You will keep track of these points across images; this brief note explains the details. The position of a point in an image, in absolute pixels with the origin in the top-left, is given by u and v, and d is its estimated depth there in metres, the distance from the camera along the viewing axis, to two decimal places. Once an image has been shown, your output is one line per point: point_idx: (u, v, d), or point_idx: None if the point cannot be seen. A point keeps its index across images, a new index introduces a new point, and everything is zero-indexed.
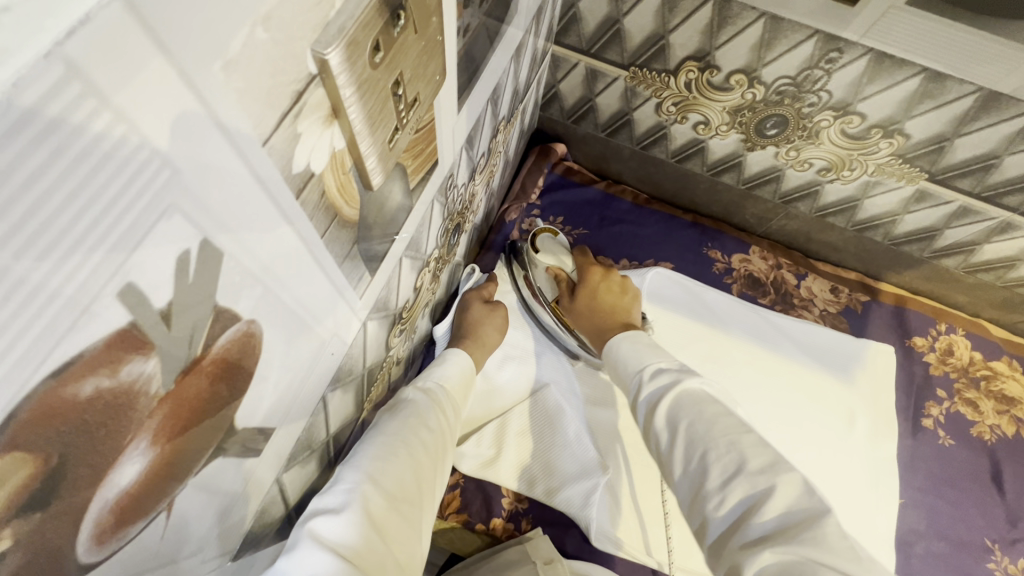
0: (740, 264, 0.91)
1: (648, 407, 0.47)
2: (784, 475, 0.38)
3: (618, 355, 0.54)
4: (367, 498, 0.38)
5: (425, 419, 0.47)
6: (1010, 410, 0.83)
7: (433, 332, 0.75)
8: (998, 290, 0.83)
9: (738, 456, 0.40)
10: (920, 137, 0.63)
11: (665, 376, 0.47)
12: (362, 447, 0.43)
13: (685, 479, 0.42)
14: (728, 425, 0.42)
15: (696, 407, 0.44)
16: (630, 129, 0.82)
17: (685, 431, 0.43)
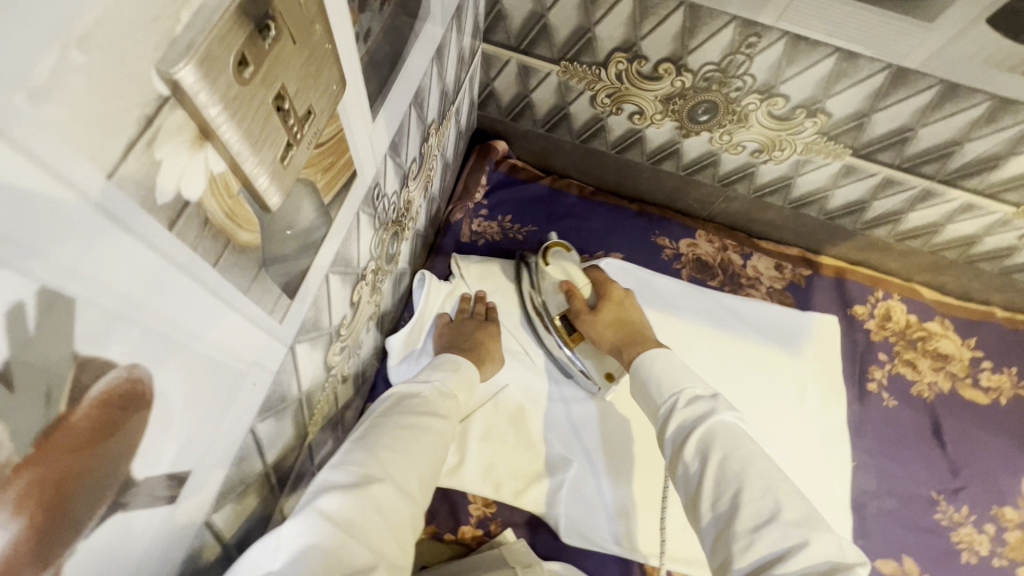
0: (687, 249, 0.92)
1: (680, 435, 0.50)
2: (816, 531, 0.41)
3: (650, 372, 0.56)
4: (375, 485, 0.42)
5: (437, 419, 0.51)
6: (945, 367, 0.88)
7: (387, 344, 0.72)
8: (926, 256, 0.87)
9: (773, 503, 0.42)
10: (841, 115, 0.66)
11: (701, 406, 0.51)
12: (373, 433, 0.46)
13: (713, 516, 0.45)
14: (762, 470, 0.44)
15: (732, 443, 0.46)
16: (569, 123, 0.81)
17: (718, 464, 0.46)
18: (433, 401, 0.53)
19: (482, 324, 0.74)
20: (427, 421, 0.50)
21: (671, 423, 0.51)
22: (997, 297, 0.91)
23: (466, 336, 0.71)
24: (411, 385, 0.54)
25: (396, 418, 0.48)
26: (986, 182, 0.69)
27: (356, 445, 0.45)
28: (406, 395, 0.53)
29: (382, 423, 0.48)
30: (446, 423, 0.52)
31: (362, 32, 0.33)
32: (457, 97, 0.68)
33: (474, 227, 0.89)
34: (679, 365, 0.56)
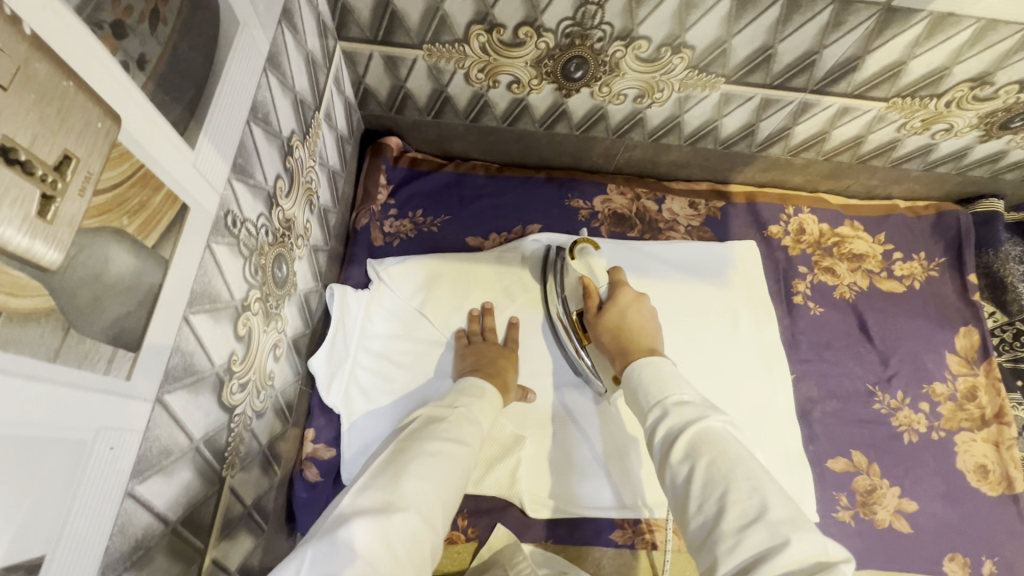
0: (602, 205, 0.93)
1: (667, 441, 0.51)
2: (803, 532, 0.41)
3: (639, 381, 0.58)
4: (398, 515, 0.46)
5: (459, 446, 0.56)
6: (862, 266, 0.92)
7: (311, 367, 0.70)
8: (823, 164, 0.90)
9: (759, 502, 0.43)
10: (703, 46, 0.66)
11: (690, 409, 0.52)
12: (402, 459, 0.52)
13: (699, 518, 0.45)
14: (749, 471, 0.45)
15: (718, 445, 0.47)
16: (452, 105, 0.80)
17: (703, 471, 0.46)
18: (462, 426, 0.59)
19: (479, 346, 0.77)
20: (451, 448, 0.55)
21: (659, 429, 0.52)
22: (897, 189, 0.95)
23: (490, 359, 0.74)
24: (437, 412, 0.60)
25: (423, 446, 0.54)
26: (853, 84, 0.71)
27: (387, 470, 0.51)
28: (433, 421, 0.59)
29: (409, 448, 0.54)
30: (468, 450, 0.57)
31: (129, 58, 0.30)
32: (322, 101, 0.65)
33: (385, 229, 0.86)
34: (669, 371, 0.57)
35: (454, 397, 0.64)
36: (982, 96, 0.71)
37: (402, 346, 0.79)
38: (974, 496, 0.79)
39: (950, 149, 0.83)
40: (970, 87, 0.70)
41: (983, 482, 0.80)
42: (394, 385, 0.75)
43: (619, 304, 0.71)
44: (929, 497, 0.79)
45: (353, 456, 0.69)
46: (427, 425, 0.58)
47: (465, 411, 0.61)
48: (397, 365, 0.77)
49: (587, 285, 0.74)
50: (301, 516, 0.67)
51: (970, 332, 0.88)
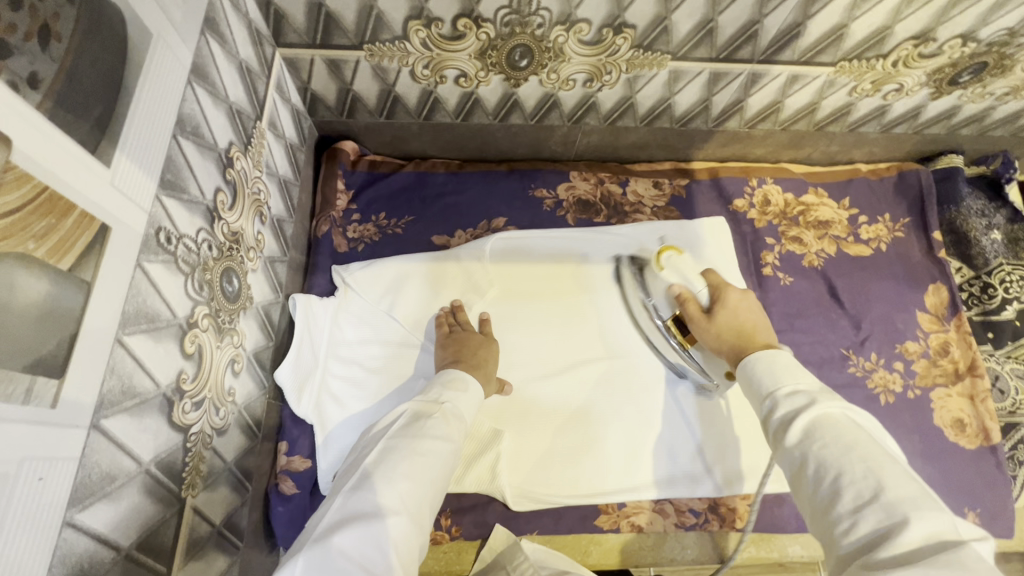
0: (566, 193, 0.93)
1: (780, 425, 0.49)
2: (927, 512, 0.39)
3: (752, 371, 0.56)
4: (388, 520, 0.47)
5: (446, 443, 0.56)
6: (828, 232, 0.92)
7: (278, 380, 0.69)
8: (782, 134, 0.90)
9: (875, 482, 0.42)
10: (644, 25, 0.66)
11: (802, 397, 0.50)
12: (391, 459, 0.52)
13: (815, 498, 0.45)
14: (864, 453, 0.43)
15: (835, 433, 0.45)
16: (403, 104, 0.79)
17: (817, 456, 0.45)
18: (449, 423, 0.58)
19: (450, 336, 0.76)
20: (439, 445, 0.55)
21: (771, 419, 0.51)
22: (858, 153, 0.95)
23: (471, 350, 0.73)
24: (426, 407, 0.59)
25: (411, 444, 0.53)
26: (799, 51, 0.71)
27: (373, 471, 0.51)
28: (421, 416, 0.58)
29: (395, 447, 0.53)
30: (454, 446, 0.57)
31: (16, 77, 0.30)
32: (265, 109, 0.64)
33: (349, 234, 0.86)
34: (784, 361, 0.55)
35: (438, 391, 0.63)
36: (927, 53, 0.72)
37: (373, 350, 0.78)
38: (953, 450, 0.80)
39: (903, 109, 0.83)
40: (914, 44, 0.70)
41: (962, 436, 0.81)
42: (367, 390, 0.75)
43: (725, 307, 0.69)
44: (909, 456, 0.79)
45: (328, 465, 0.69)
46: (415, 422, 0.57)
47: (451, 407, 0.61)
48: (369, 370, 0.77)
49: (684, 296, 0.72)
50: (279, 531, 0.66)
51: (939, 289, 0.88)
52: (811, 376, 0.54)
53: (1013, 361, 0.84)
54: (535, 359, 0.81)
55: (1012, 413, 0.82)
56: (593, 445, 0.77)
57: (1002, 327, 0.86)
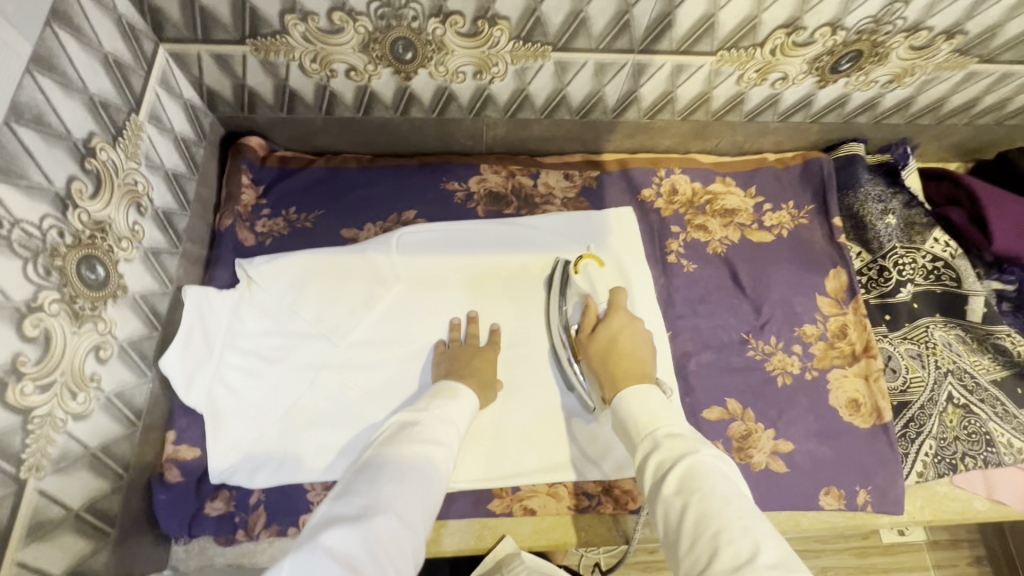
0: (477, 186, 0.94)
1: (661, 474, 0.56)
2: (790, 572, 0.45)
3: (628, 410, 0.64)
4: (377, 518, 0.50)
5: (436, 448, 0.61)
6: (734, 220, 0.94)
7: (163, 370, 0.69)
8: (684, 124, 0.92)
9: (750, 542, 0.47)
10: (516, 16, 0.68)
11: (682, 441, 0.58)
12: (381, 464, 0.56)
13: (692, 555, 0.49)
14: (739, 512, 0.50)
15: (711, 483, 0.52)
16: (301, 99, 0.80)
17: (695, 508, 0.51)
18: (434, 428, 0.64)
19: (481, 349, 0.81)
20: (426, 450, 0.60)
21: (651, 469, 0.57)
22: (764, 143, 0.97)
23: (465, 360, 0.78)
24: (414, 415, 0.65)
25: (399, 450, 0.58)
26: (676, 41, 0.73)
27: (363, 476, 0.55)
28: (409, 425, 0.63)
29: (385, 454, 0.58)
30: (443, 451, 0.62)
31: None
32: (143, 103, 0.65)
33: (256, 228, 0.86)
34: (659, 403, 0.63)
35: (426, 399, 0.69)
36: (801, 42, 0.74)
37: (272, 341, 0.79)
38: (847, 429, 0.82)
39: (795, 97, 0.85)
40: (786, 33, 0.72)
41: (855, 415, 0.82)
42: (264, 380, 0.76)
43: (616, 325, 0.77)
44: (804, 436, 0.81)
45: (217, 452, 0.71)
46: (405, 427, 0.63)
47: (438, 408, 0.66)
48: (267, 360, 0.78)
49: (589, 304, 0.81)
50: (163, 518, 0.67)
51: (838, 273, 0.90)
52: (682, 419, 0.62)
53: (907, 342, 0.86)
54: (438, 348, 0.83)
55: (903, 392, 0.83)
56: (488, 431, 0.78)
57: (898, 309, 0.88)
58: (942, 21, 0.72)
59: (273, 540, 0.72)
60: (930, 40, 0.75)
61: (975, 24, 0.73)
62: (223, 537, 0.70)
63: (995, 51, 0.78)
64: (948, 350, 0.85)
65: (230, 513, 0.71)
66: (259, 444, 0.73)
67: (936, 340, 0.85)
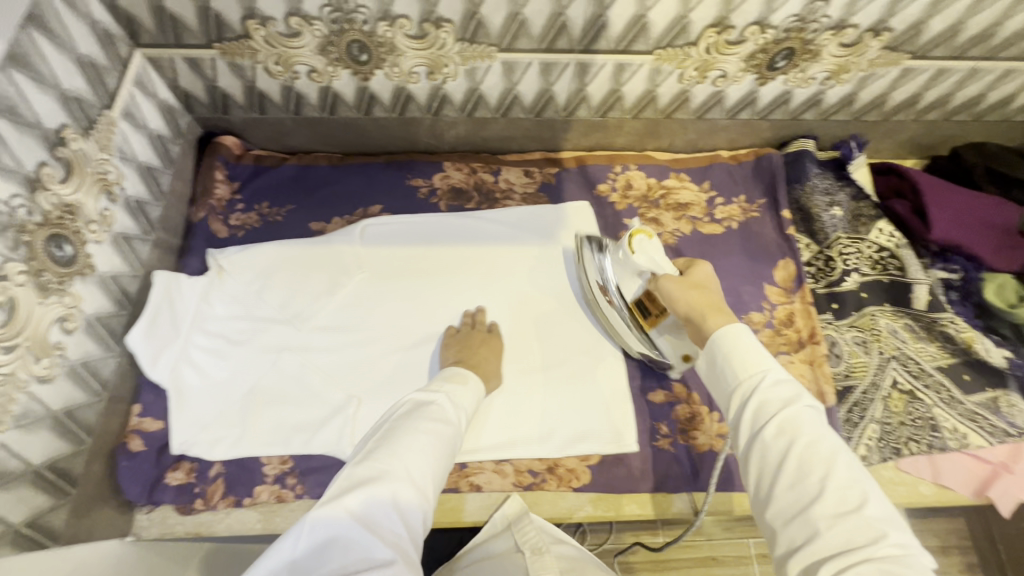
0: (441, 182, 0.99)
1: (758, 418, 0.53)
2: (897, 529, 0.45)
3: (718, 355, 0.58)
4: (393, 484, 0.51)
5: (447, 424, 0.61)
6: (686, 214, 0.97)
7: (130, 346, 0.74)
8: (635, 122, 0.96)
9: (860, 494, 0.47)
10: (459, 19, 0.73)
11: (787, 388, 0.54)
12: (399, 433, 0.57)
13: (791, 495, 0.49)
14: (848, 463, 0.49)
15: (823, 437, 0.50)
16: (269, 100, 0.87)
17: (801, 453, 0.50)
18: (444, 409, 0.63)
19: (486, 337, 0.84)
20: (440, 425, 0.60)
21: (749, 411, 0.54)
22: (717, 140, 1.01)
23: (473, 348, 0.81)
24: (425, 394, 0.64)
25: (416, 422, 0.58)
26: (613, 40, 0.78)
27: (380, 443, 0.56)
28: (424, 399, 0.63)
29: (402, 424, 0.58)
30: (453, 429, 0.61)
31: None
32: (118, 101, 0.72)
33: (230, 221, 0.92)
34: (752, 342, 0.57)
35: (439, 381, 0.69)
36: (733, 40, 0.79)
37: (237, 324, 0.84)
38: None
39: (738, 95, 0.89)
40: (716, 31, 0.77)
41: None
42: (227, 361, 0.81)
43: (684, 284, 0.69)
44: None
45: (179, 425, 0.75)
46: (420, 401, 0.62)
47: (449, 393, 0.66)
48: (233, 342, 0.82)
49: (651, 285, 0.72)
50: (126, 484, 0.72)
51: (787, 264, 0.92)
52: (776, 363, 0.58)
53: (853, 330, 0.88)
54: (397, 332, 0.87)
55: (846, 377, 0.85)
56: None
57: (845, 298, 0.90)
58: (865, 18, 0.76)
59: (230, 510, 0.75)
60: (858, 36, 0.78)
61: (899, 21, 0.77)
62: (182, 506, 0.74)
63: (924, 47, 0.81)
64: (893, 337, 0.87)
65: (191, 483, 0.75)
66: (219, 419, 0.77)
67: (882, 328, 0.87)
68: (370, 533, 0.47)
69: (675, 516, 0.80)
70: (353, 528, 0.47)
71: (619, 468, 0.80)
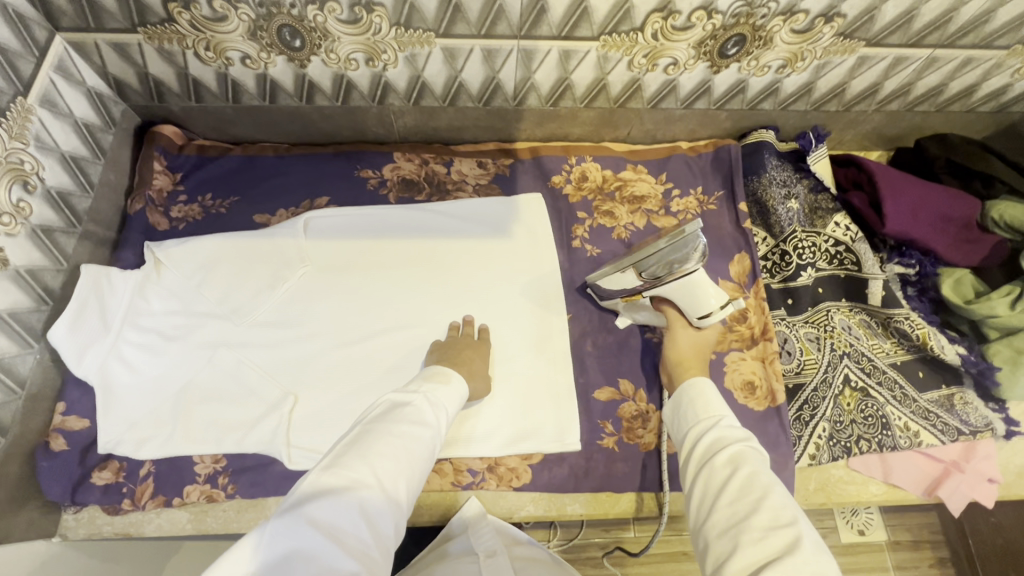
0: (391, 173, 0.96)
1: (711, 448, 0.57)
2: (820, 550, 0.47)
3: (683, 396, 0.65)
4: (362, 494, 0.49)
5: (424, 427, 0.58)
6: (642, 206, 0.95)
7: (51, 341, 0.72)
8: (589, 112, 0.93)
9: (789, 513, 0.49)
10: (390, 3, 0.71)
11: (740, 429, 0.59)
12: (370, 438, 0.53)
13: (728, 515, 0.52)
14: (784, 492, 0.52)
15: (764, 466, 0.54)
16: (205, 87, 0.84)
17: (745, 475, 0.53)
18: (422, 410, 0.59)
19: (469, 341, 0.81)
20: (415, 430, 0.56)
21: (700, 445, 0.59)
22: (676, 130, 0.98)
23: (460, 351, 0.77)
24: (402, 395, 0.61)
25: (389, 427, 0.55)
26: (554, 26, 0.75)
27: (350, 447, 0.52)
28: (400, 401, 0.60)
29: (374, 428, 0.55)
30: (432, 432, 0.58)
31: None
32: (34, 88, 0.69)
33: (169, 213, 0.89)
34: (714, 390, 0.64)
35: (418, 381, 0.65)
36: (679, 26, 0.76)
37: (172, 319, 0.81)
38: (740, 411, 0.82)
39: (691, 83, 0.87)
40: (661, 17, 0.74)
41: (750, 398, 0.82)
42: (160, 357, 0.79)
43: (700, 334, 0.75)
44: None
45: (106, 424, 0.73)
46: (395, 402, 0.59)
47: (427, 393, 0.62)
48: (167, 338, 0.80)
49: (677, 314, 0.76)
50: (48, 484, 0.70)
51: (743, 258, 0.90)
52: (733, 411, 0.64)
53: (807, 327, 0.86)
54: (341, 327, 0.85)
55: (797, 374, 0.83)
56: None
57: (800, 293, 0.88)
58: (815, 4, 0.73)
59: (159, 510, 0.74)
60: (810, 22, 0.76)
61: (851, 6, 0.74)
62: (109, 506, 0.72)
63: (879, 34, 0.78)
64: (847, 333, 0.85)
65: (118, 483, 0.73)
66: (149, 416, 0.75)
67: (836, 325, 0.85)
68: (332, 545, 0.44)
69: (619, 515, 0.79)
70: (315, 539, 0.44)
71: (563, 467, 0.79)
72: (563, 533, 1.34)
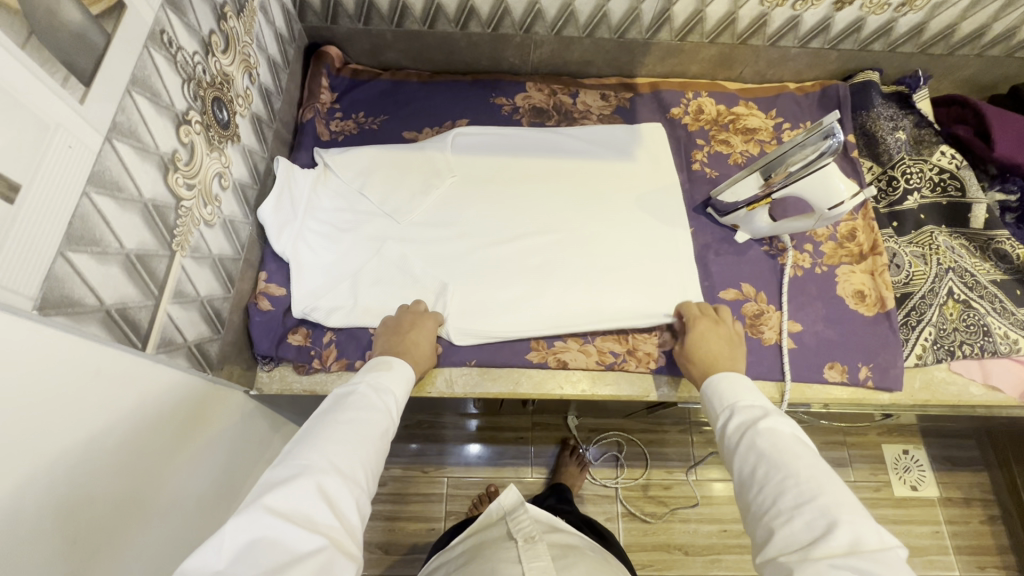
0: (522, 101, 1.06)
1: (739, 430, 0.61)
2: (852, 516, 0.49)
3: (716, 387, 0.69)
4: (318, 475, 0.51)
5: (372, 412, 0.61)
6: (754, 137, 1.03)
7: (260, 218, 0.82)
8: (710, 49, 1.02)
9: (810, 489, 0.51)
10: None
11: (760, 407, 0.63)
12: (319, 431, 0.56)
13: (763, 496, 0.54)
14: (809, 463, 0.54)
15: (781, 443, 0.56)
16: (377, 10, 0.94)
17: (767, 457, 0.56)
18: (370, 397, 0.62)
19: (413, 319, 0.81)
20: (363, 416, 0.60)
21: (731, 427, 0.63)
22: (785, 71, 1.07)
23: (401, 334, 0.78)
24: (345, 388, 0.64)
25: (339, 417, 0.58)
26: None
27: (301, 442, 0.54)
28: (342, 396, 0.62)
29: (326, 421, 0.58)
30: (381, 416, 0.61)
31: None
32: None
33: (331, 126, 0.99)
34: (742, 383, 0.68)
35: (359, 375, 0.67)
36: None
37: (344, 213, 0.91)
38: (852, 315, 0.90)
39: (814, 20, 0.95)
40: None
41: (861, 304, 0.91)
42: (337, 244, 0.89)
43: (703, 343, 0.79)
44: (813, 319, 0.90)
45: (299, 294, 0.84)
46: (341, 397, 0.62)
47: (370, 383, 0.65)
48: (341, 229, 0.90)
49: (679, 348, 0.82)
50: (257, 339, 0.82)
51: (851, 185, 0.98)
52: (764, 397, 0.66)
53: (912, 246, 0.94)
54: (485, 230, 0.94)
55: (906, 285, 0.92)
56: (548, 297, 0.89)
57: (905, 216, 0.96)
58: None
59: (342, 373, 0.83)
60: None
61: None
62: (301, 364, 0.83)
63: None
64: (950, 252, 0.93)
65: (308, 346, 0.83)
66: (332, 292, 0.85)
67: (940, 244, 0.93)
68: (296, 525, 0.46)
69: None
70: (277, 522, 0.46)
71: None
72: (628, 472, 1.34)
